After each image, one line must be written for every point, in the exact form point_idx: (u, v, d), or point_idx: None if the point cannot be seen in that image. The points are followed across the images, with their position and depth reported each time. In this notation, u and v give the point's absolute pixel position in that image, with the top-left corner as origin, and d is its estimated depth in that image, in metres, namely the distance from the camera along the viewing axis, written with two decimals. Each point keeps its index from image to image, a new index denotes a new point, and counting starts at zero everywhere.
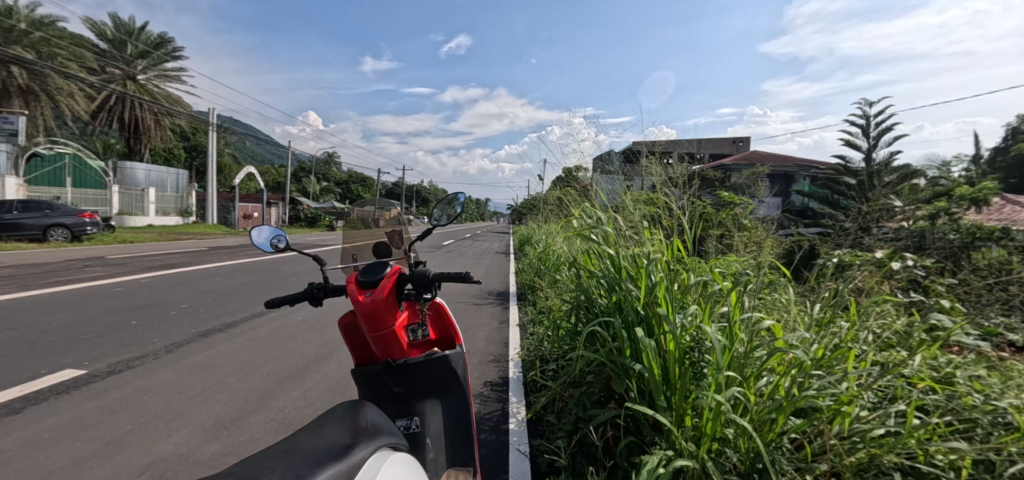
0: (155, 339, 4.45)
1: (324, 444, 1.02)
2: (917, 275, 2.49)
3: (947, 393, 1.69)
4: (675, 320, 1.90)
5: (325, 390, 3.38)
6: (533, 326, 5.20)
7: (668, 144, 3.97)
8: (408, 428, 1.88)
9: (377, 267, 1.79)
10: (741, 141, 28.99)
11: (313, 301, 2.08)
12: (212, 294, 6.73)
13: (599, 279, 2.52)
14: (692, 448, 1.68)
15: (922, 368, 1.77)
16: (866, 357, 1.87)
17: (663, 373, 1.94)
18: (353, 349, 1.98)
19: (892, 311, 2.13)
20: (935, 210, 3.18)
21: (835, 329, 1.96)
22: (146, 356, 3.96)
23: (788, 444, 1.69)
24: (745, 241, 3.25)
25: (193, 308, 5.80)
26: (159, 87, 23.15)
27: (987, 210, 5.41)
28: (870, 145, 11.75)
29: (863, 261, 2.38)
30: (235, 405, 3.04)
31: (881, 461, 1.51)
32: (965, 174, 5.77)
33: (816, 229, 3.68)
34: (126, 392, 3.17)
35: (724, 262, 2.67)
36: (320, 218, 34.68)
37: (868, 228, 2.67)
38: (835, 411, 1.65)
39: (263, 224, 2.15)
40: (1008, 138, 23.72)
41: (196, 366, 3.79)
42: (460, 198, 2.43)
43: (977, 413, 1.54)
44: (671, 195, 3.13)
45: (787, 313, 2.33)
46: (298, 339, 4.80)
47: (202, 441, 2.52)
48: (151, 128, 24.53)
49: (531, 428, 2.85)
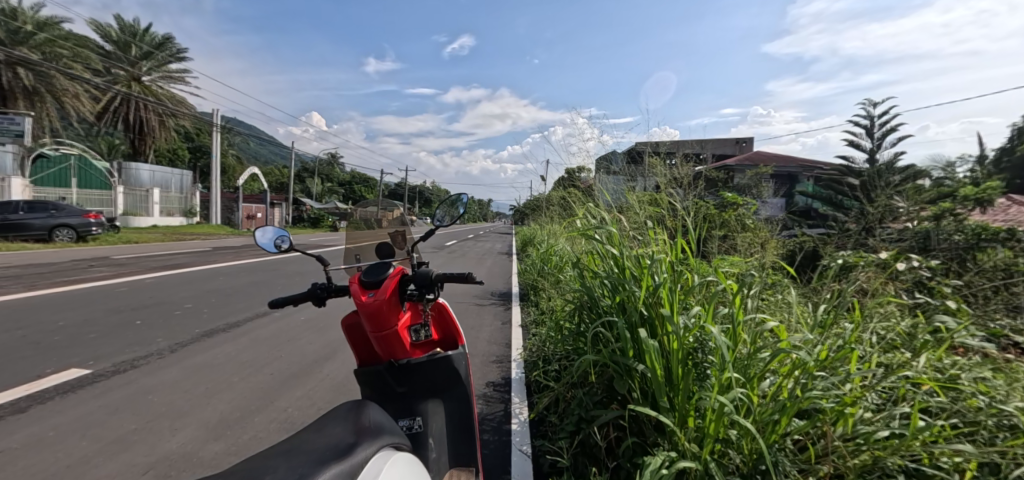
0: (159, 338, 4.47)
1: (328, 443, 1.03)
2: (923, 277, 2.46)
3: (952, 395, 1.69)
4: (678, 321, 1.89)
5: (328, 390, 3.39)
6: (536, 327, 5.20)
7: (671, 143, 3.95)
8: (410, 428, 1.87)
9: (380, 267, 1.80)
10: (744, 141, 28.87)
11: (317, 301, 2.07)
12: (216, 294, 6.75)
13: (603, 278, 2.53)
14: (696, 449, 1.69)
15: (926, 370, 1.76)
16: (870, 358, 1.86)
17: (667, 374, 1.93)
18: (356, 348, 1.98)
19: (896, 312, 2.11)
20: (939, 211, 3.17)
21: (838, 330, 1.96)
22: (149, 356, 3.98)
23: (791, 445, 1.69)
24: (750, 241, 3.26)
25: (197, 308, 5.83)
26: (163, 88, 23.30)
27: (992, 210, 5.39)
28: (873, 146, 11.74)
29: (867, 263, 2.36)
30: (239, 405, 3.06)
31: (886, 463, 1.49)
32: (971, 174, 5.75)
33: (820, 230, 3.70)
34: (131, 391, 3.20)
35: (728, 262, 2.67)
36: (323, 219, 34.70)
37: (871, 229, 2.72)
38: (839, 413, 1.65)
39: (267, 225, 2.16)
40: (1013, 138, 23.58)
41: (199, 366, 3.80)
42: (463, 199, 2.45)
43: (982, 415, 1.54)
44: (675, 195, 3.08)
45: (790, 313, 2.33)
46: (301, 339, 4.81)
47: (206, 440, 2.54)
48: (155, 129, 24.69)
49: (533, 428, 2.86)
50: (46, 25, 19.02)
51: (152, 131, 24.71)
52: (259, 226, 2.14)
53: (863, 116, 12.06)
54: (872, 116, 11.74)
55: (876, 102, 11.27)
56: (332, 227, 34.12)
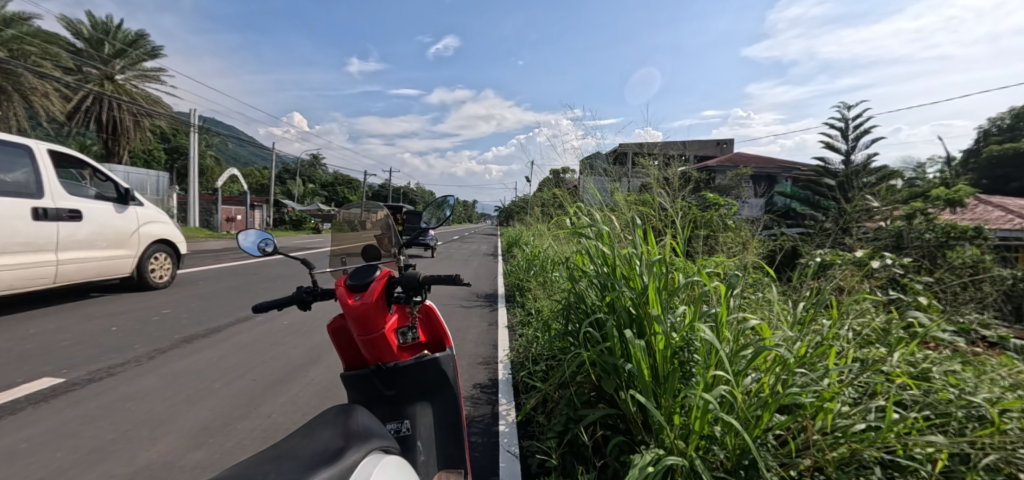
0: (136, 345, 4.35)
1: (316, 447, 1.03)
2: (896, 274, 2.56)
3: (924, 388, 1.76)
4: (665, 320, 1.93)
5: (313, 395, 3.35)
6: (522, 328, 5.21)
7: (657, 144, 4.01)
8: (399, 432, 1.87)
9: (367, 270, 1.77)
10: (725, 143, 29.32)
11: (302, 305, 2.02)
12: (194, 299, 6.57)
13: (592, 278, 2.55)
14: (682, 446, 1.72)
15: (900, 365, 1.83)
16: (847, 354, 1.92)
17: (653, 373, 1.96)
18: (343, 351, 1.95)
19: (872, 309, 2.17)
20: (911, 211, 3.30)
21: (816, 326, 2.03)
22: (126, 363, 3.86)
23: (773, 440, 1.73)
24: (731, 241, 3.32)
25: (175, 313, 5.68)
26: (138, 88, 22.75)
27: (960, 211, 5.63)
28: (849, 147, 12.06)
29: (844, 261, 2.45)
30: (222, 411, 3.00)
31: (863, 455, 1.55)
32: (940, 175, 5.98)
33: (797, 229, 3.81)
34: (107, 400, 3.09)
35: (713, 262, 2.73)
36: (306, 221, 34.55)
37: (848, 229, 2.78)
38: (818, 407, 1.69)
39: (250, 228, 2.12)
40: (978, 141, 24.55)
41: (180, 372, 3.72)
42: (449, 201, 2.48)
43: (952, 407, 1.62)
44: (663, 197, 3.11)
45: (771, 311, 2.38)
46: (285, 343, 4.73)
47: (188, 448, 2.48)
48: (130, 129, 24.06)
49: (522, 429, 2.87)
50: (12, 22, 18.34)
51: (126, 132, 24.07)
52: (242, 229, 2.11)
53: (838, 119, 12.44)
54: (846, 118, 12.10)
55: (850, 106, 11.67)
56: (316, 230, 33.80)
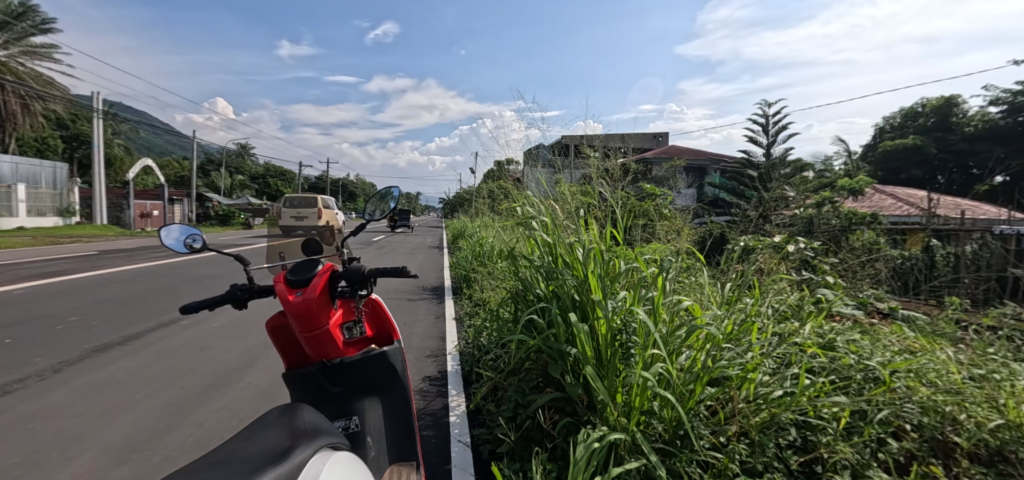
0: (38, 358, 3.88)
1: (261, 449, 0.98)
2: (807, 256, 2.84)
3: (830, 356, 2.00)
4: (607, 305, 2.04)
5: (250, 399, 3.17)
6: (471, 319, 5.23)
7: (599, 137, 4.16)
8: (347, 429, 1.84)
9: (308, 265, 1.70)
10: (662, 136, 30.69)
11: (237, 303, 1.90)
12: (108, 304, 5.96)
13: (538, 267, 2.61)
14: (624, 421, 1.82)
15: (810, 337, 2.06)
16: (767, 330, 2.11)
17: (596, 354, 2.06)
18: (284, 350, 1.87)
19: (786, 288, 2.40)
20: (820, 200, 3.68)
21: (740, 305, 2.22)
22: (26, 378, 3.44)
23: (704, 410, 1.87)
24: (666, 229, 3.51)
25: (85, 320, 5.12)
26: (25, 67, 19.98)
27: (859, 199, 6.34)
28: (769, 141, 13.18)
29: (764, 246, 2.69)
30: (146, 424, 2.76)
31: (780, 418, 1.74)
32: (845, 168, 6.68)
33: (725, 217, 4.10)
34: (5, 421, 2.74)
35: (651, 249, 2.89)
36: (235, 215, 32.20)
37: (767, 217, 3.07)
38: (743, 378, 1.86)
39: (172, 223, 1.95)
40: (874, 137, 27.72)
41: (95, 385, 3.37)
42: (393, 192, 2.42)
43: (853, 371, 1.86)
44: (603, 188, 3.24)
45: (702, 293, 2.57)
46: (216, 346, 4.42)
47: (108, 466, 2.28)
48: (17, 114, 21.14)
49: (472, 418, 2.89)
50: None
51: (13, 117, 21.14)
52: (162, 225, 1.93)
53: (761, 115, 13.55)
54: (767, 115, 13.24)
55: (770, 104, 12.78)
56: (247, 225, 31.63)
